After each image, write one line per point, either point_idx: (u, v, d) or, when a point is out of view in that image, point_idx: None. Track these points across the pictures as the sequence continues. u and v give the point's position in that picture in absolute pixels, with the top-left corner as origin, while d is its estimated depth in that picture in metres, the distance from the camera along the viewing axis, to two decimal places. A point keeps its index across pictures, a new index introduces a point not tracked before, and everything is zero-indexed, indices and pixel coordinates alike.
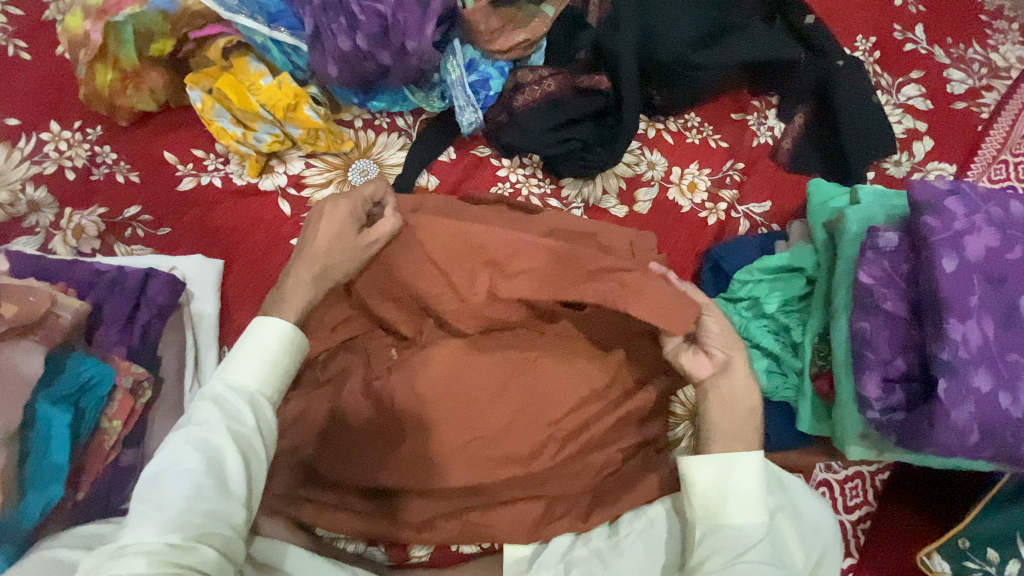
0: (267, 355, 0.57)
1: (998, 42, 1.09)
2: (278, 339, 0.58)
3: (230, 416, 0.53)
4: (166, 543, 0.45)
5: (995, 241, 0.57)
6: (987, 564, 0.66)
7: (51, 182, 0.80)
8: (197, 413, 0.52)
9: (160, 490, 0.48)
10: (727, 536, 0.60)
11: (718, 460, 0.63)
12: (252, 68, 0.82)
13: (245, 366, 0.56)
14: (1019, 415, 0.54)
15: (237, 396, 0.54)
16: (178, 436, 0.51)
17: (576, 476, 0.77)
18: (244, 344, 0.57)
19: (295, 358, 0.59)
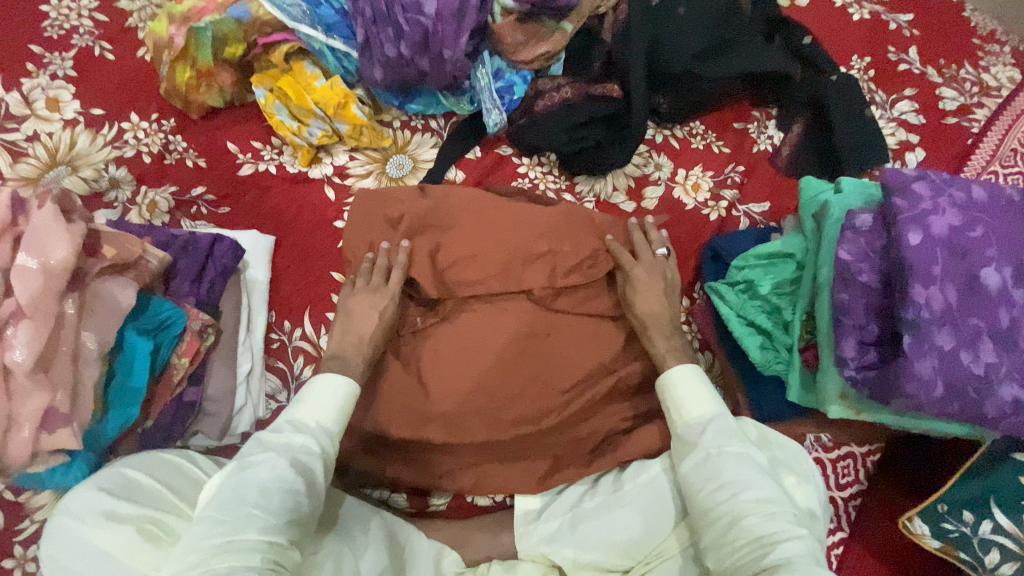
0: (348, 404, 0.69)
1: (989, 64, 1.18)
2: (353, 394, 0.70)
3: (325, 450, 0.64)
4: (268, 542, 0.55)
5: (958, 221, 0.64)
6: (963, 525, 0.73)
7: (130, 164, 0.92)
8: (295, 443, 0.63)
9: (268, 501, 0.57)
10: (687, 431, 0.71)
11: (679, 379, 0.75)
12: (308, 71, 0.94)
13: (330, 408, 0.67)
14: (980, 371, 0.61)
15: (325, 435, 0.65)
16: (283, 458, 0.60)
17: (581, 441, 0.86)
18: (328, 389, 0.68)
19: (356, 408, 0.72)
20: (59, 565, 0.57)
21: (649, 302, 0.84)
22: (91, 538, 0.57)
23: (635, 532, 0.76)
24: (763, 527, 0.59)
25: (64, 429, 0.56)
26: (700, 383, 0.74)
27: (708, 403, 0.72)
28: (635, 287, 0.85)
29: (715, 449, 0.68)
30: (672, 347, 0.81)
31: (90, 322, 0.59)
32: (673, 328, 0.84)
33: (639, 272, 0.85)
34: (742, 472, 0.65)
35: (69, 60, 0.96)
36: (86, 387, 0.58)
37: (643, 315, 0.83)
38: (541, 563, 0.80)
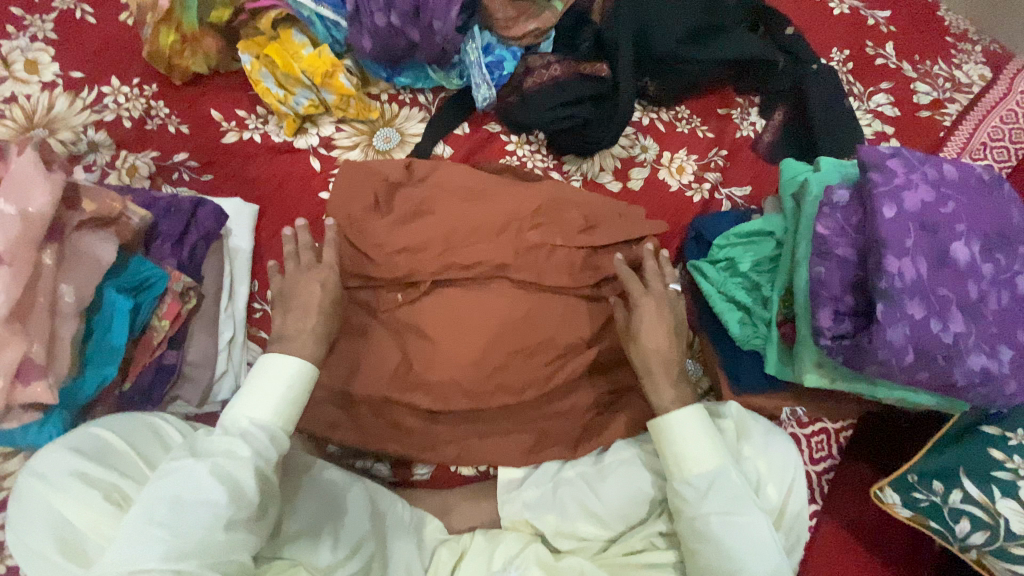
0: (282, 391, 0.65)
1: (962, 61, 1.21)
2: (293, 380, 0.66)
3: (257, 451, 0.59)
4: (174, 570, 0.49)
5: (930, 197, 0.67)
6: (934, 494, 0.74)
7: (110, 128, 0.90)
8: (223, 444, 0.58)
9: (179, 520, 0.52)
10: (688, 488, 0.70)
11: (680, 428, 0.72)
12: (296, 39, 0.93)
13: (263, 402, 0.64)
14: (949, 340, 0.63)
15: (258, 430, 0.61)
16: (202, 466, 0.55)
17: (554, 418, 0.86)
18: (264, 379, 0.65)
19: (303, 389, 0.67)
20: (26, 537, 0.55)
21: (656, 340, 0.78)
22: (58, 506, 0.56)
23: (616, 506, 0.78)
24: None
25: (39, 382, 0.54)
26: (702, 433, 0.72)
27: (712, 454, 0.71)
28: (643, 321, 0.78)
29: (716, 515, 0.68)
30: (678, 398, 0.75)
31: (69, 274, 0.58)
32: (676, 372, 0.77)
33: (648, 303, 0.79)
34: (745, 542, 0.66)
35: (49, 22, 0.93)
36: (63, 341, 0.57)
37: (649, 354, 0.77)
38: (522, 529, 0.81)
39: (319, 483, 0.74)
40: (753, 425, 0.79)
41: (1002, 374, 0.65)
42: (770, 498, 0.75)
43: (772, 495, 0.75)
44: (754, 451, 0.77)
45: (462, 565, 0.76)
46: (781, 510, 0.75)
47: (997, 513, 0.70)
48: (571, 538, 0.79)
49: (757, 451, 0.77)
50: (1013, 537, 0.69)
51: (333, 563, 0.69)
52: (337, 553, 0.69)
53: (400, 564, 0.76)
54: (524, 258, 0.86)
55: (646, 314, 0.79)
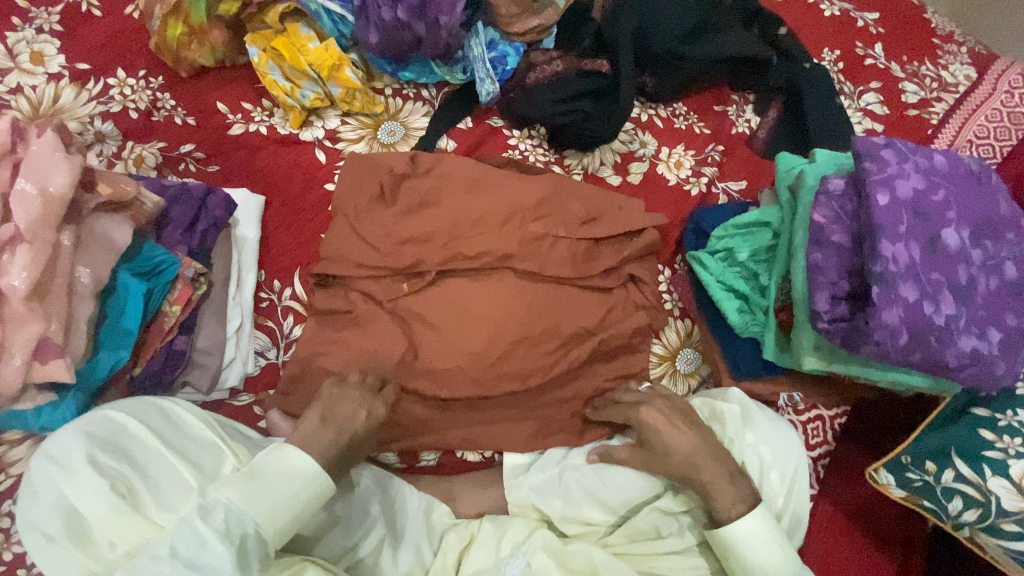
0: (288, 494, 0.59)
1: (948, 62, 1.25)
2: (305, 485, 0.61)
3: (242, 559, 0.54)
4: None
5: (921, 185, 0.69)
6: (927, 474, 0.77)
7: (117, 118, 0.90)
8: (216, 560, 0.52)
9: None
10: None
11: (741, 538, 0.67)
12: (303, 32, 0.95)
13: (268, 505, 0.58)
14: (941, 321, 0.66)
15: (258, 544, 0.56)
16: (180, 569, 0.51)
17: (555, 406, 0.87)
18: (285, 474, 0.60)
19: (310, 498, 0.62)
20: (31, 516, 0.55)
21: (683, 445, 0.73)
22: (71, 493, 0.55)
23: (620, 494, 0.79)
24: None
25: (57, 360, 0.55)
26: (766, 539, 0.66)
27: (780, 556, 0.66)
28: (661, 431, 0.74)
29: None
30: (736, 499, 0.69)
31: (84, 256, 0.60)
32: (721, 457, 0.73)
33: (656, 415, 0.75)
34: None
35: (55, 14, 0.94)
36: (78, 321, 0.58)
37: (681, 459, 0.72)
38: (529, 514, 0.82)
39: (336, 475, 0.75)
40: (757, 416, 0.81)
41: (991, 355, 0.68)
42: (771, 485, 0.76)
43: (774, 480, 0.77)
44: (757, 438, 0.79)
45: (471, 550, 0.76)
46: (783, 504, 0.76)
47: (987, 491, 0.73)
48: (578, 523, 0.80)
49: (759, 437, 0.79)
50: (1003, 514, 0.72)
51: (347, 546, 0.72)
52: (350, 538, 0.73)
53: (409, 548, 0.76)
54: (528, 249, 0.87)
55: (664, 430, 0.74)
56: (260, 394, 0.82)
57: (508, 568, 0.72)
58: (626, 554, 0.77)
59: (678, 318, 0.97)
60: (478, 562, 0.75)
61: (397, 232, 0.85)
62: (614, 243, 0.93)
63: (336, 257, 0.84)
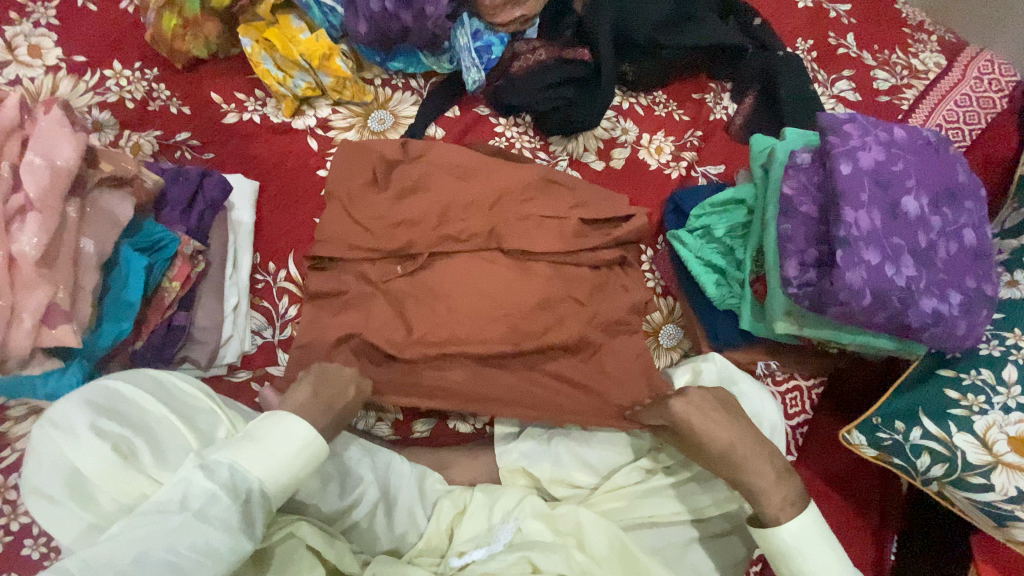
0: (288, 460, 0.60)
1: (918, 50, 1.30)
2: (308, 450, 0.62)
3: (245, 521, 0.56)
4: None
5: (882, 157, 0.74)
6: (896, 433, 0.81)
7: (114, 108, 0.93)
8: (223, 513, 0.54)
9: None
10: None
11: (792, 532, 0.65)
12: (294, 24, 0.98)
13: (268, 467, 0.59)
14: (902, 283, 0.70)
15: (262, 502, 0.58)
16: (185, 522, 0.53)
17: (543, 384, 0.86)
18: (286, 438, 0.61)
19: (310, 462, 0.63)
20: (33, 478, 0.57)
21: (720, 437, 0.70)
22: (72, 456, 0.56)
23: (605, 461, 0.84)
24: None
25: (64, 325, 0.58)
26: (823, 540, 0.65)
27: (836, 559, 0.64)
28: (700, 423, 0.71)
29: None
30: (784, 500, 0.67)
31: (90, 228, 0.63)
32: (767, 456, 0.71)
33: (688, 409, 0.72)
34: None
35: (51, 9, 0.96)
36: (85, 290, 0.61)
37: (716, 454, 0.71)
38: (518, 480, 0.84)
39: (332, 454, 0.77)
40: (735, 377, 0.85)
41: (952, 315, 0.72)
42: None
43: None
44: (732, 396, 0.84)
45: (462, 518, 0.78)
46: None
47: (953, 446, 0.77)
48: (565, 486, 0.83)
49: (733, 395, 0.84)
50: (968, 467, 0.76)
51: (342, 509, 0.75)
52: (344, 502, 0.75)
53: (403, 511, 0.79)
54: (517, 226, 0.89)
55: (704, 425, 0.71)
56: (257, 371, 0.85)
57: (500, 534, 0.74)
58: (610, 512, 0.79)
59: (661, 295, 1.00)
60: (471, 530, 0.77)
61: (388, 213, 0.88)
62: (602, 229, 0.94)
63: (328, 236, 0.87)
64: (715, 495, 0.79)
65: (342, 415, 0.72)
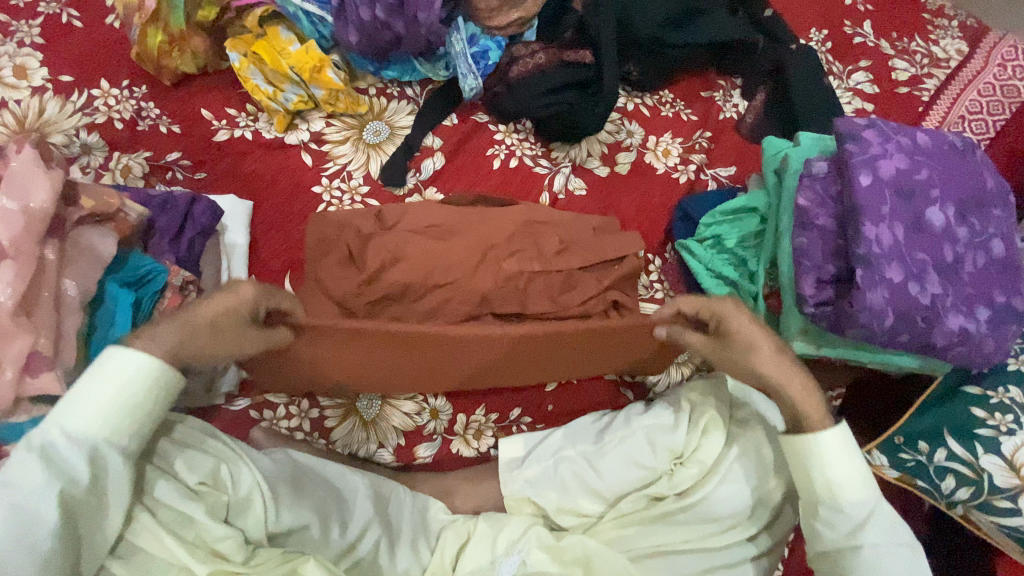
0: (116, 394, 0.54)
1: (939, 37, 1.23)
2: (138, 373, 0.54)
3: (65, 478, 0.52)
4: None
5: (905, 164, 0.69)
6: (919, 454, 0.78)
7: (102, 130, 0.91)
8: (30, 479, 0.51)
9: None
10: (841, 513, 0.63)
11: (836, 449, 0.64)
12: (283, 35, 0.95)
13: (93, 413, 0.53)
14: (928, 301, 0.66)
15: (87, 454, 0.53)
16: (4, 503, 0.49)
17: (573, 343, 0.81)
18: (107, 380, 0.54)
19: (152, 392, 0.55)
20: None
21: (755, 333, 0.69)
22: None
23: (616, 483, 0.81)
24: None
25: (48, 373, 0.57)
26: (850, 455, 0.64)
27: (861, 480, 0.64)
28: (731, 324, 0.70)
29: (869, 547, 0.62)
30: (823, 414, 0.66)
31: (71, 268, 0.62)
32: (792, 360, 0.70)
33: (731, 308, 0.70)
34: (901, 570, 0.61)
35: (36, 27, 0.94)
36: (66, 334, 0.60)
37: (763, 364, 0.68)
38: (524, 509, 0.82)
39: (333, 491, 0.76)
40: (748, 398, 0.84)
41: (979, 333, 0.68)
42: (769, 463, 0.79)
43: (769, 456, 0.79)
44: (745, 417, 0.84)
45: (467, 550, 0.78)
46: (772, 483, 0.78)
47: (979, 468, 0.73)
48: (573, 514, 0.82)
49: (745, 415, 0.84)
50: (994, 490, 0.72)
51: (345, 545, 0.74)
52: (346, 537, 0.75)
53: (405, 546, 0.78)
54: (505, 289, 0.85)
55: (742, 326, 0.69)
56: (256, 398, 0.84)
57: (503, 568, 0.75)
58: (617, 541, 0.79)
59: None
60: (474, 562, 0.77)
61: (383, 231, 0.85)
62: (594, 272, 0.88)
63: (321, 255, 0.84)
64: (728, 509, 0.78)
65: (215, 317, 0.60)
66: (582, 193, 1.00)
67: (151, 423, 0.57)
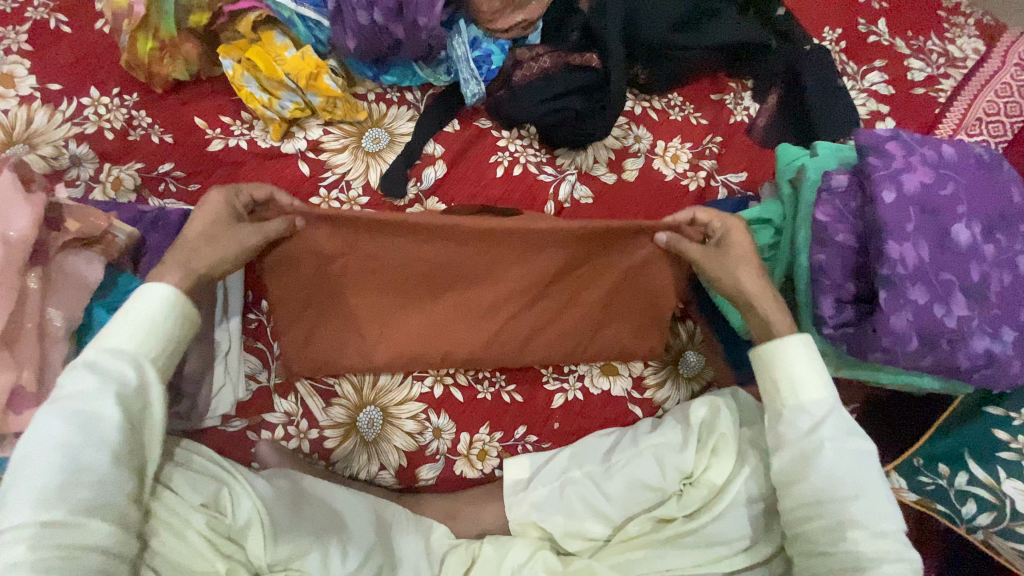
0: (149, 316, 0.58)
1: (955, 35, 1.19)
2: (172, 302, 0.60)
3: (111, 381, 0.54)
4: (42, 523, 0.47)
5: (930, 179, 0.66)
6: (939, 478, 0.74)
7: (92, 140, 0.88)
8: (79, 391, 0.53)
9: (27, 475, 0.49)
10: (805, 416, 0.65)
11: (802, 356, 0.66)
12: (278, 40, 0.92)
13: (128, 330, 0.57)
14: (953, 324, 0.63)
15: (130, 368, 0.56)
16: (57, 419, 0.52)
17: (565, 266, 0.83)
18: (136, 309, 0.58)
19: (182, 320, 0.60)
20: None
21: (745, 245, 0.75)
22: None
23: (623, 505, 0.79)
24: (870, 543, 0.59)
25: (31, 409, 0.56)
26: (814, 363, 0.66)
27: (820, 386, 0.66)
28: (732, 235, 0.76)
29: (830, 443, 0.62)
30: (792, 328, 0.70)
31: (54, 296, 0.61)
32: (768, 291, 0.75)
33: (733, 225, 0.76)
34: (863, 475, 0.62)
35: (24, 34, 0.90)
36: (52, 364, 0.60)
37: (751, 277, 0.73)
38: (530, 532, 0.81)
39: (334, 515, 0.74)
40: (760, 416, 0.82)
41: (1006, 356, 0.65)
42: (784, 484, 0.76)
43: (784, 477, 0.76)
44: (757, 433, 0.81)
45: (472, 573, 0.77)
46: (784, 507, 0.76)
47: (1002, 494, 0.70)
48: (581, 539, 0.80)
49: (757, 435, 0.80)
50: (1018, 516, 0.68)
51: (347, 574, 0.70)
52: (348, 567, 0.70)
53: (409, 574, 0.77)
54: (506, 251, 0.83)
55: (740, 241, 0.75)
56: (254, 419, 0.81)
57: None
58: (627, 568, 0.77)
59: (680, 320, 0.93)
60: None
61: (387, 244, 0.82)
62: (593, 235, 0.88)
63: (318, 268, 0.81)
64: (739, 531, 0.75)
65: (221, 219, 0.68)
66: (589, 202, 0.97)
67: (176, 352, 0.60)
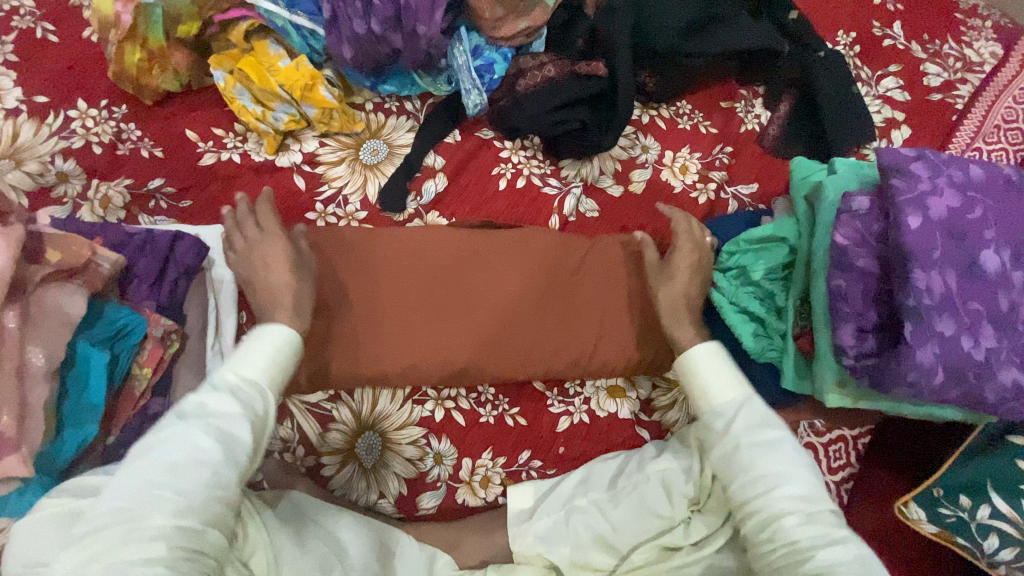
0: (271, 352, 0.60)
1: (972, 39, 1.15)
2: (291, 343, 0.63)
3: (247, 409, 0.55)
4: (176, 526, 0.48)
5: (956, 203, 0.63)
6: (960, 510, 0.71)
7: (79, 155, 0.84)
8: (219, 408, 0.54)
9: (177, 480, 0.49)
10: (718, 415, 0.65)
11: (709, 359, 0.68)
12: (272, 50, 0.89)
13: (257, 362, 0.59)
14: (981, 356, 0.60)
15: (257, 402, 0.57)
16: (197, 429, 0.52)
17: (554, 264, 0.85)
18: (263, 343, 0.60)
19: (296, 360, 0.63)
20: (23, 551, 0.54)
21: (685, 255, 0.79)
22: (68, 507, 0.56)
23: (629, 533, 0.77)
24: (799, 531, 0.56)
25: (12, 454, 0.56)
26: (721, 362, 0.68)
27: (733, 385, 0.67)
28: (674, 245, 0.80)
29: (744, 440, 0.62)
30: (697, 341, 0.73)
31: (35, 334, 0.59)
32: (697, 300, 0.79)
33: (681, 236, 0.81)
34: (784, 466, 0.60)
35: (8, 44, 0.87)
36: (33, 405, 0.58)
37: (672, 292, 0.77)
38: (536, 563, 0.78)
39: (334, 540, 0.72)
40: None
41: None
42: None
43: None
44: None
45: None
46: None
47: None
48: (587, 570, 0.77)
49: None
50: None
51: None
52: None
53: None
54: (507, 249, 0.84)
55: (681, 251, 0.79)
56: None
57: None
58: None
59: None
60: None
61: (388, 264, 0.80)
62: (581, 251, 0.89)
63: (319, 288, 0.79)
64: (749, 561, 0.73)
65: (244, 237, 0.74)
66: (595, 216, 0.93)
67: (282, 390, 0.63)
